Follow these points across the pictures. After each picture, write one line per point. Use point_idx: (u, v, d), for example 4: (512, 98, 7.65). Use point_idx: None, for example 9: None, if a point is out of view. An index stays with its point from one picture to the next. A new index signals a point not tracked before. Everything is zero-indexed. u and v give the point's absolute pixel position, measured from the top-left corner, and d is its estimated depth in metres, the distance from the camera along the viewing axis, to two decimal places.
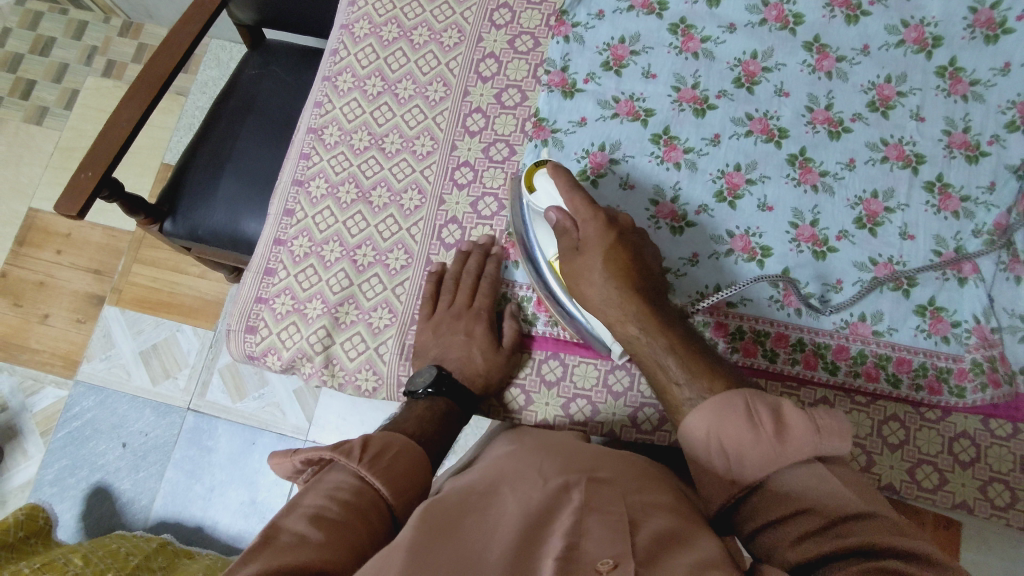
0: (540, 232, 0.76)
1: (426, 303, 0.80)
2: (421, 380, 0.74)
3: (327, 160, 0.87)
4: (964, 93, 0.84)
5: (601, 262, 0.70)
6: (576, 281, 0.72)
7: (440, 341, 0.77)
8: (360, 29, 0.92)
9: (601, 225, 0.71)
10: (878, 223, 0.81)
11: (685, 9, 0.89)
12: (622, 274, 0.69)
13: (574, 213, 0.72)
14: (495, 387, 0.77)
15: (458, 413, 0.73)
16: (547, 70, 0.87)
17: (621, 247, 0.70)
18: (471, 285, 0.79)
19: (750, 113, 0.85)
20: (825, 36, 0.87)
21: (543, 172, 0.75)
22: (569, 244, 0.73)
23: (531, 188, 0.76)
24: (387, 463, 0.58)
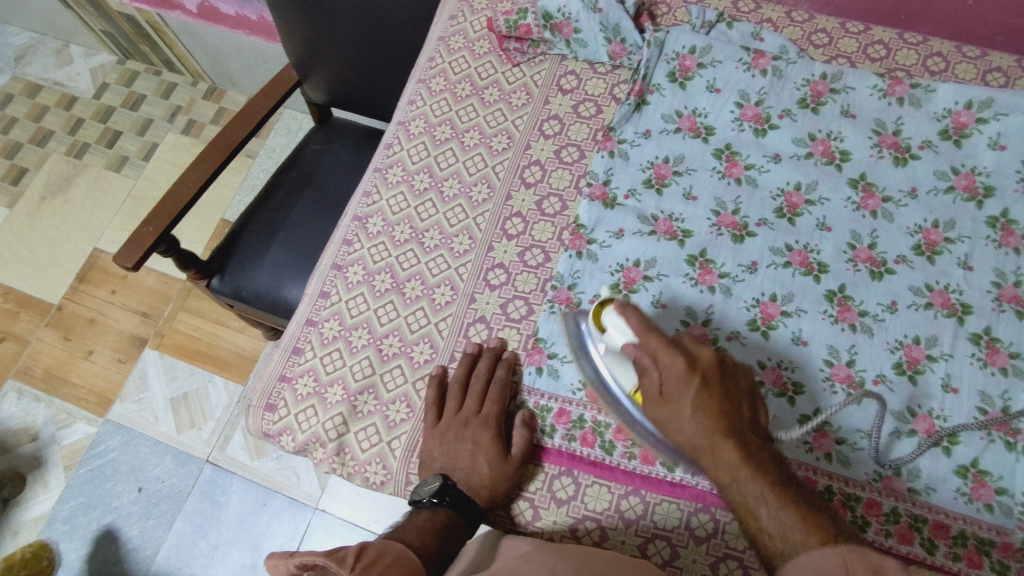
0: (615, 370, 0.73)
1: (432, 408, 0.79)
2: (426, 489, 0.72)
3: (368, 248, 0.90)
4: (1017, 246, 0.81)
5: (687, 410, 0.65)
6: (668, 427, 0.67)
7: (446, 450, 0.76)
8: (416, 127, 0.96)
9: (687, 368, 0.66)
10: (919, 370, 0.78)
11: (732, 136, 0.89)
12: (713, 415, 0.64)
13: (653, 350, 0.68)
14: (499, 499, 0.74)
15: (459, 527, 0.71)
16: (590, 182, 0.89)
17: (708, 388, 0.65)
18: (479, 393, 0.78)
19: (789, 244, 0.84)
20: (872, 174, 0.86)
21: (610, 309, 0.72)
22: (650, 391, 0.68)
23: (601, 329, 0.72)
24: (377, 573, 0.57)
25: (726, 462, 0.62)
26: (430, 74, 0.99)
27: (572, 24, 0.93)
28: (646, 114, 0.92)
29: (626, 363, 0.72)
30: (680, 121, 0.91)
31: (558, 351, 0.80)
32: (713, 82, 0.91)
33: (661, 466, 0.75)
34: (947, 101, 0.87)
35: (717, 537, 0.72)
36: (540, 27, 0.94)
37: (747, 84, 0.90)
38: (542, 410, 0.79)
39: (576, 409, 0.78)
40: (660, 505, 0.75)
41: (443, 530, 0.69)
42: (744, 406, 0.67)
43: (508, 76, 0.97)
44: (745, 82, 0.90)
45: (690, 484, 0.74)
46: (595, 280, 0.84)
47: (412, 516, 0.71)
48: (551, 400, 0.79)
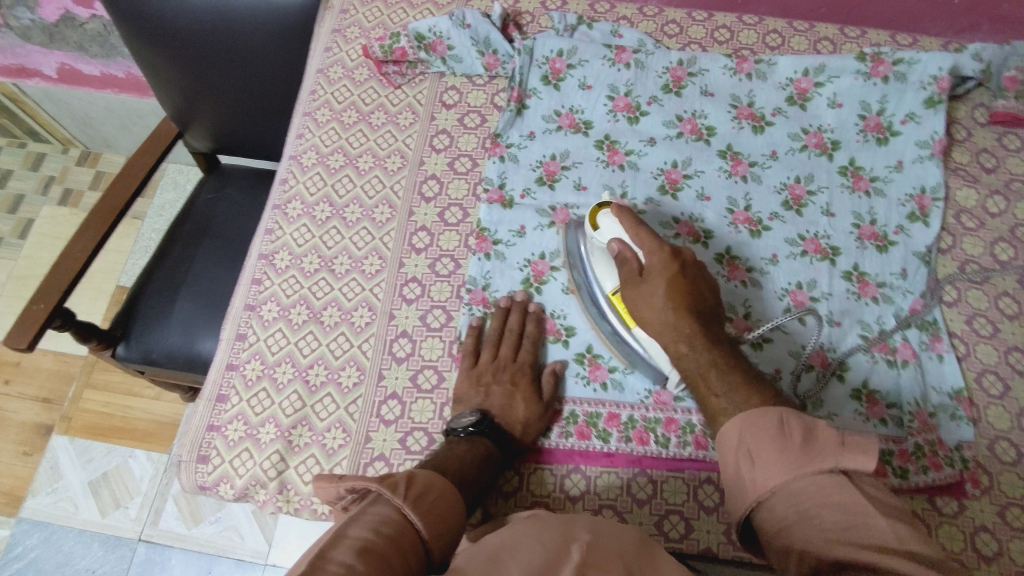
0: (598, 265, 0.81)
1: (469, 356, 0.83)
2: (464, 420, 0.76)
3: (278, 284, 0.89)
4: (866, 189, 0.92)
5: (663, 289, 0.73)
6: (636, 298, 0.75)
7: (481, 392, 0.80)
8: (308, 158, 0.96)
9: (666, 257, 0.73)
10: (806, 312, 0.86)
11: (609, 127, 0.96)
12: (671, 250, 0.74)
13: (637, 246, 0.75)
14: (529, 441, 0.79)
15: (494, 456, 0.73)
16: (486, 188, 0.93)
17: (684, 280, 0.73)
18: (514, 341, 0.83)
19: (676, 217, 0.92)
20: (737, 144, 0.95)
21: (606, 213, 0.78)
22: (628, 270, 0.76)
23: (597, 227, 0.79)
24: (427, 504, 0.57)
25: (699, 363, 0.70)
26: (314, 106, 1.00)
27: (444, 41, 0.98)
28: (528, 117, 0.97)
29: (612, 264, 0.80)
30: (560, 119, 0.97)
31: None
32: (584, 79, 0.97)
33: (596, 440, 0.81)
34: (788, 71, 0.97)
35: (656, 497, 0.78)
36: (414, 49, 0.98)
37: (614, 78, 0.97)
38: None
39: None
40: (600, 476, 0.79)
41: (483, 458, 0.72)
42: (705, 288, 0.75)
43: (392, 99, 1.00)
44: (613, 76, 0.97)
45: (625, 451, 0.80)
46: (507, 277, 0.89)
47: (452, 446, 0.73)
48: None
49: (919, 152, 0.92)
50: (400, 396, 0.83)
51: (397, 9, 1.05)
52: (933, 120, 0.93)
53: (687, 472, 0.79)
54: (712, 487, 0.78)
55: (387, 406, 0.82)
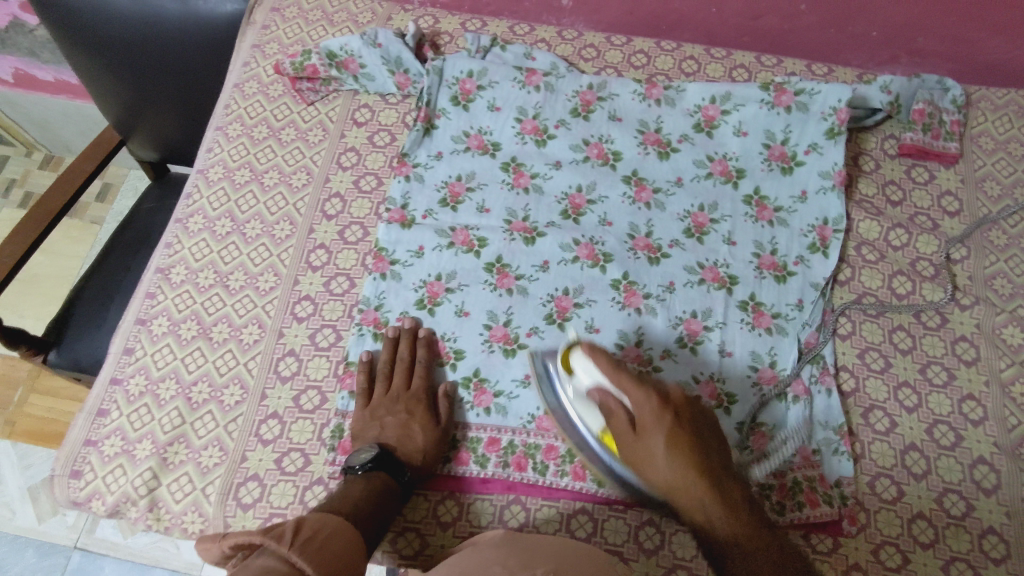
0: (583, 408, 0.76)
1: (362, 392, 0.82)
2: (362, 456, 0.75)
3: (171, 299, 0.89)
4: (770, 219, 0.92)
5: (662, 452, 0.67)
6: (640, 464, 0.69)
7: (378, 425, 0.80)
8: (215, 173, 0.96)
9: (657, 407, 0.68)
10: (698, 341, 0.86)
11: (516, 149, 0.96)
12: (686, 464, 0.66)
13: (619, 390, 0.71)
14: (432, 467, 0.79)
15: (393, 490, 0.73)
16: (388, 208, 0.93)
17: (680, 428, 0.68)
18: (403, 371, 0.83)
19: (577, 239, 0.91)
20: (642, 170, 0.94)
21: (579, 350, 0.75)
22: (619, 424, 0.70)
23: (571, 373, 0.75)
24: (317, 548, 0.55)
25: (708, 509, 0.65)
26: (226, 120, 0.99)
27: (357, 60, 0.98)
28: (436, 137, 0.97)
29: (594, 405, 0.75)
30: (469, 140, 0.96)
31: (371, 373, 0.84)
32: (493, 101, 0.97)
33: (474, 465, 0.80)
34: (696, 98, 0.96)
35: (529, 526, 0.78)
36: (326, 67, 0.98)
37: (524, 101, 0.97)
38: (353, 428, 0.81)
39: None
40: (474, 503, 0.79)
41: (381, 494, 0.71)
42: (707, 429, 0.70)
43: (303, 115, 1.00)
44: (522, 99, 0.97)
45: (501, 477, 0.80)
46: (401, 298, 0.88)
47: (350, 486, 0.71)
48: None
49: (822, 183, 0.92)
50: (281, 416, 0.82)
51: (317, 25, 1.06)
52: (835, 151, 0.92)
53: (562, 502, 0.79)
54: (586, 517, 0.78)
55: (266, 426, 0.82)
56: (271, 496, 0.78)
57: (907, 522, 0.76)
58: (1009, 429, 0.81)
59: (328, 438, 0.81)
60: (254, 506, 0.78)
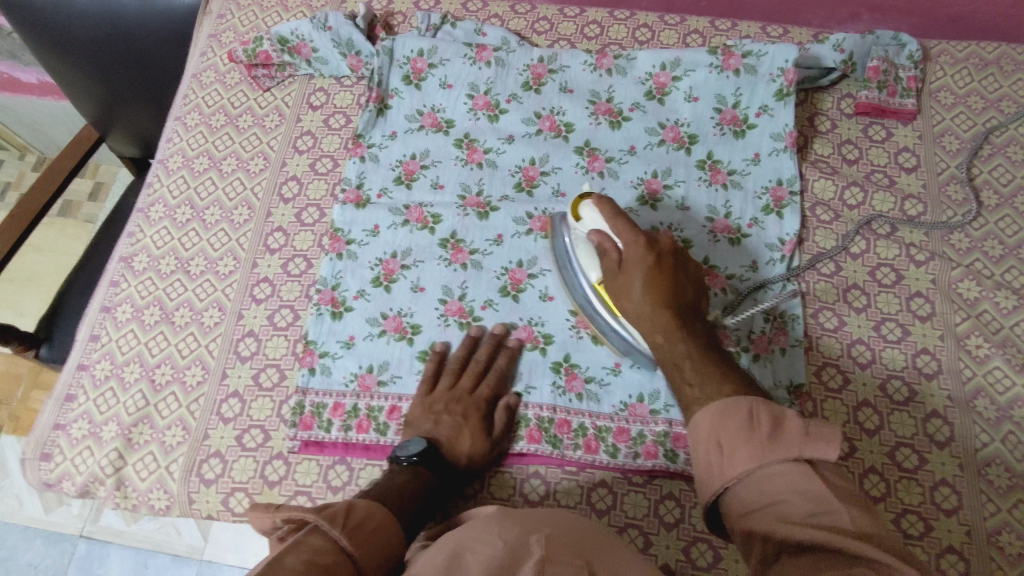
0: (582, 256, 0.79)
1: (426, 382, 0.82)
2: (409, 448, 0.75)
3: (134, 286, 0.92)
4: (723, 182, 0.91)
5: (639, 285, 0.73)
6: (619, 298, 0.75)
7: (432, 418, 0.79)
8: (174, 163, 1.00)
9: (642, 249, 0.73)
10: None
11: (469, 126, 0.97)
12: (655, 296, 0.72)
13: (616, 236, 0.75)
14: (473, 472, 0.77)
15: (432, 489, 0.72)
16: (344, 188, 0.94)
17: (660, 268, 0.73)
18: (476, 373, 0.82)
19: (530, 212, 0.92)
20: (594, 140, 0.94)
21: (587, 202, 0.77)
22: (608, 264, 0.75)
23: (578, 219, 0.78)
24: (364, 536, 0.55)
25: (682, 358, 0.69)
26: (184, 110, 1.03)
27: (308, 44, 1.00)
28: (390, 117, 0.98)
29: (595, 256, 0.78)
30: (422, 118, 0.97)
31: (329, 350, 0.85)
32: (445, 79, 0.98)
33: None
34: (647, 66, 0.96)
35: (483, 492, 0.79)
36: (278, 52, 1.01)
37: (475, 77, 0.98)
38: (311, 404, 0.83)
39: (350, 400, 0.83)
40: None
41: (422, 490, 0.71)
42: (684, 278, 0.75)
43: (260, 102, 1.02)
44: (473, 75, 0.98)
45: None
46: (357, 276, 0.89)
47: (394, 475, 0.72)
48: (326, 396, 0.83)
49: (775, 144, 0.91)
50: (241, 395, 0.84)
51: (272, 12, 1.09)
52: (785, 112, 0.92)
53: (514, 467, 0.80)
54: (539, 480, 0.79)
55: (227, 404, 0.84)
56: (233, 472, 0.80)
57: (860, 476, 0.76)
58: (965, 382, 0.79)
59: (287, 414, 0.83)
60: (215, 482, 0.80)
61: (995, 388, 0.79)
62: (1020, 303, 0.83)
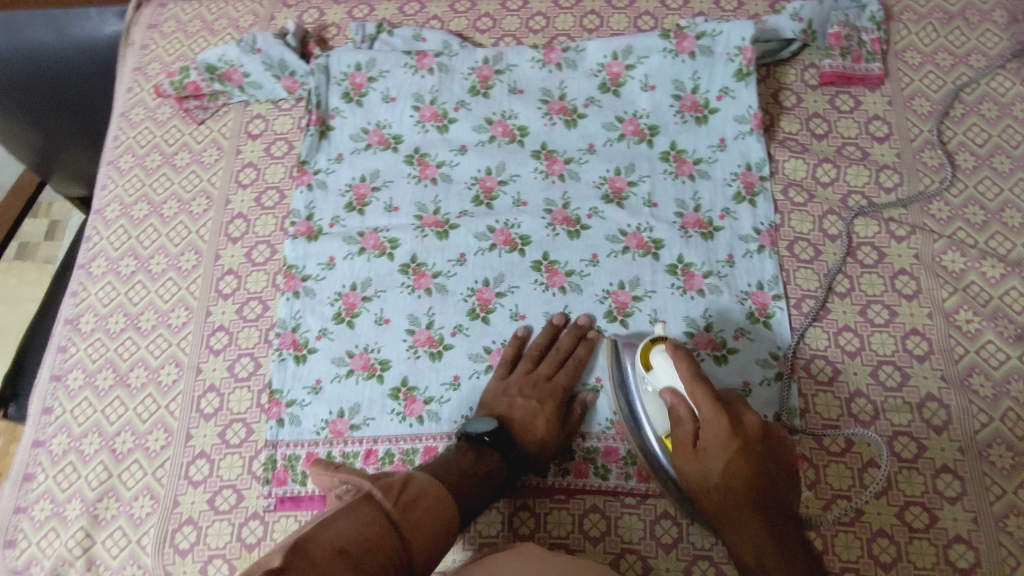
0: (647, 403, 0.73)
1: (504, 363, 0.79)
2: (481, 427, 0.72)
3: (84, 350, 0.87)
4: (690, 173, 0.86)
5: (720, 466, 0.67)
6: (692, 477, 0.69)
7: (507, 402, 0.76)
8: (112, 212, 0.94)
9: (726, 430, 0.67)
10: (628, 313, 0.81)
11: (418, 139, 0.91)
12: (740, 477, 0.67)
13: (694, 403, 0.68)
14: (544, 459, 0.75)
15: (501, 470, 0.70)
16: (293, 221, 0.89)
17: (743, 456, 0.67)
18: (556, 362, 0.79)
19: (491, 225, 0.86)
20: (550, 142, 0.89)
21: (661, 348, 0.72)
22: (681, 434, 0.70)
23: (648, 366, 0.72)
24: (416, 517, 0.55)
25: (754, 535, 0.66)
26: (117, 153, 0.98)
27: (239, 70, 0.95)
28: (334, 139, 0.92)
29: (664, 407, 0.72)
30: (368, 137, 0.92)
31: (296, 397, 0.81)
32: (387, 92, 0.93)
33: None
34: (598, 57, 0.91)
35: (470, 531, 0.76)
36: (208, 82, 0.95)
37: (418, 87, 0.92)
38: (282, 457, 0.79)
39: (322, 448, 0.79)
40: None
41: (486, 474, 0.69)
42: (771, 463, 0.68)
43: (196, 136, 0.97)
44: (416, 85, 0.93)
45: None
46: (317, 314, 0.84)
47: (460, 456, 0.69)
48: (298, 447, 0.79)
49: (739, 128, 0.87)
50: (208, 454, 0.80)
51: (198, 37, 1.03)
52: (747, 92, 0.87)
53: (502, 501, 0.76)
54: (527, 513, 0.75)
55: (195, 466, 0.80)
56: (209, 538, 0.76)
57: (858, 472, 0.73)
58: (958, 359, 0.76)
59: (259, 470, 0.79)
60: (191, 551, 0.76)
61: (990, 362, 0.76)
62: (1008, 270, 0.79)
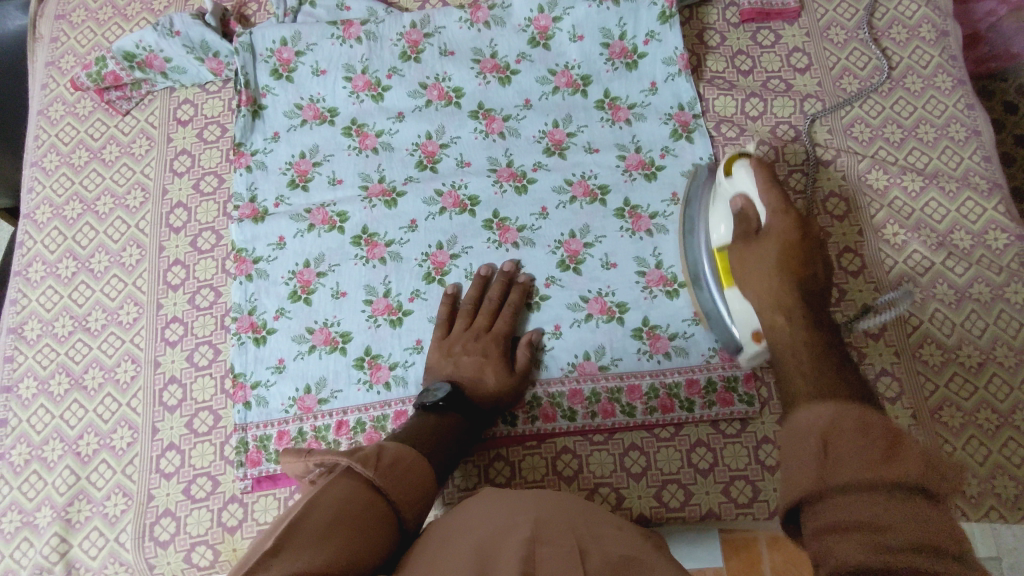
0: (715, 217, 0.74)
1: (442, 325, 0.80)
2: (434, 393, 0.72)
3: (32, 357, 0.85)
4: (626, 118, 0.88)
5: (774, 254, 0.63)
6: (745, 269, 0.66)
7: (454, 361, 0.77)
8: (42, 215, 0.91)
9: (790, 218, 0.63)
10: (580, 260, 0.83)
11: (354, 110, 0.90)
12: (791, 263, 0.61)
13: (763, 203, 0.67)
14: (501, 409, 0.76)
15: (462, 428, 0.71)
16: (236, 205, 0.87)
17: (800, 244, 0.62)
18: (490, 313, 0.80)
19: (438, 189, 0.87)
20: (487, 101, 0.90)
21: (744, 162, 0.71)
22: (744, 233, 0.68)
23: (727, 174, 0.72)
24: (396, 477, 0.56)
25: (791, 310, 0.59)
26: (40, 153, 0.94)
27: (159, 55, 0.91)
28: (268, 118, 0.91)
29: (729, 214, 0.72)
30: (303, 112, 0.91)
31: (260, 379, 0.81)
32: (316, 65, 0.91)
33: None
34: (524, 11, 0.91)
35: (448, 486, 0.77)
36: (127, 71, 0.92)
37: (348, 57, 0.91)
38: (254, 440, 0.79)
39: (293, 425, 0.79)
40: None
41: (452, 432, 0.70)
42: (819, 266, 0.63)
43: (122, 127, 0.94)
44: (346, 55, 0.91)
45: None
46: (272, 295, 0.84)
47: (418, 422, 0.70)
48: (268, 427, 0.79)
49: (668, 70, 0.89)
50: (177, 445, 0.80)
51: (111, 24, 0.99)
52: (672, 35, 0.89)
53: (475, 454, 0.79)
54: (502, 462, 0.78)
55: (165, 459, 0.79)
56: (189, 527, 0.76)
57: None
58: (888, 270, 0.81)
59: (232, 454, 0.79)
60: (173, 541, 0.76)
61: (917, 270, 0.81)
62: (926, 183, 0.84)
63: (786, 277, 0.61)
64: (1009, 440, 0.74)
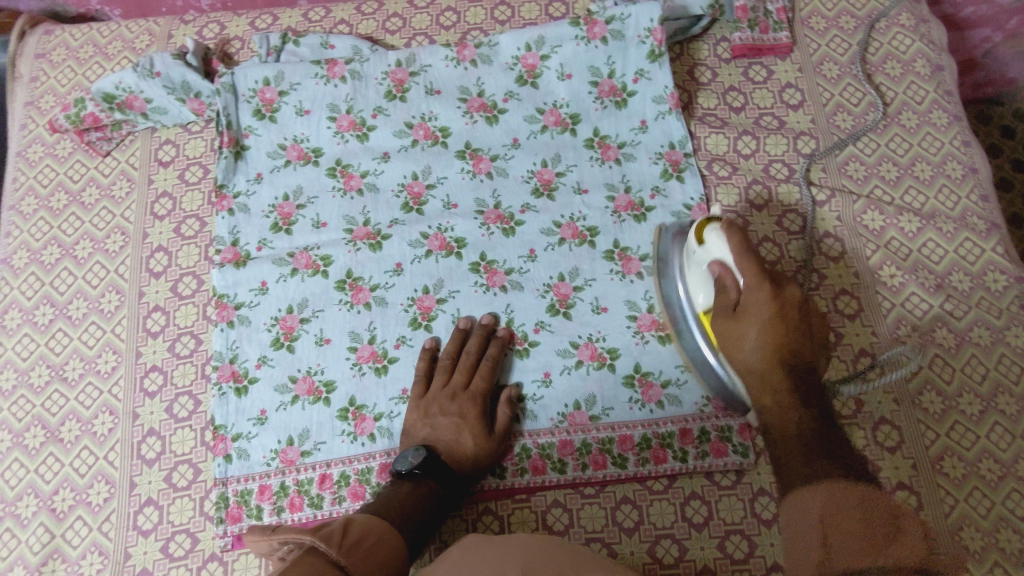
0: (692, 280, 0.72)
1: (419, 381, 0.78)
2: (410, 459, 0.70)
3: (7, 409, 0.82)
4: (616, 157, 0.86)
5: (755, 333, 0.63)
6: (730, 346, 0.66)
7: (431, 423, 0.74)
8: (20, 259, 0.89)
9: (767, 294, 0.63)
10: (570, 305, 0.81)
11: (339, 150, 0.89)
12: (774, 349, 0.62)
13: (739, 273, 0.65)
14: (478, 471, 0.74)
15: (439, 495, 0.69)
16: (218, 249, 0.85)
17: (781, 321, 0.62)
18: (468, 368, 0.77)
19: (424, 232, 0.85)
20: (474, 140, 0.88)
21: (715, 227, 0.69)
22: (723, 303, 0.67)
23: (701, 242, 0.71)
24: (364, 551, 0.54)
25: (777, 386, 0.61)
26: (18, 196, 0.92)
27: (139, 96, 0.90)
28: (251, 158, 0.89)
29: (708, 283, 0.70)
30: (286, 152, 0.89)
31: (241, 430, 0.79)
32: (300, 104, 0.90)
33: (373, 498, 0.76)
34: (512, 49, 0.90)
35: (434, 544, 0.75)
36: (107, 112, 0.90)
37: (332, 96, 0.90)
38: (235, 495, 0.76)
39: (275, 479, 0.77)
40: None
41: (428, 501, 0.67)
42: (806, 341, 0.63)
43: (102, 169, 0.92)
44: (330, 94, 0.90)
45: None
46: (254, 342, 0.82)
47: (392, 492, 0.68)
48: (248, 481, 0.77)
49: (658, 108, 0.87)
50: (156, 501, 0.77)
51: (92, 63, 0.97)
52: (662, 72, 0.87)
53: (463, 509, 0.76)
54: (490, 517, 0.76)
55: (143, 515, 0.77)
56: None
57: None
58: (885, 313, 0.79)
59: (211, 509, 0.76)
60: None
61: (915, 313, 0.79)
62: (923, 223, 0.82)
63: (770, 354, 0.62)
64: (1013, 491, 0.71)
